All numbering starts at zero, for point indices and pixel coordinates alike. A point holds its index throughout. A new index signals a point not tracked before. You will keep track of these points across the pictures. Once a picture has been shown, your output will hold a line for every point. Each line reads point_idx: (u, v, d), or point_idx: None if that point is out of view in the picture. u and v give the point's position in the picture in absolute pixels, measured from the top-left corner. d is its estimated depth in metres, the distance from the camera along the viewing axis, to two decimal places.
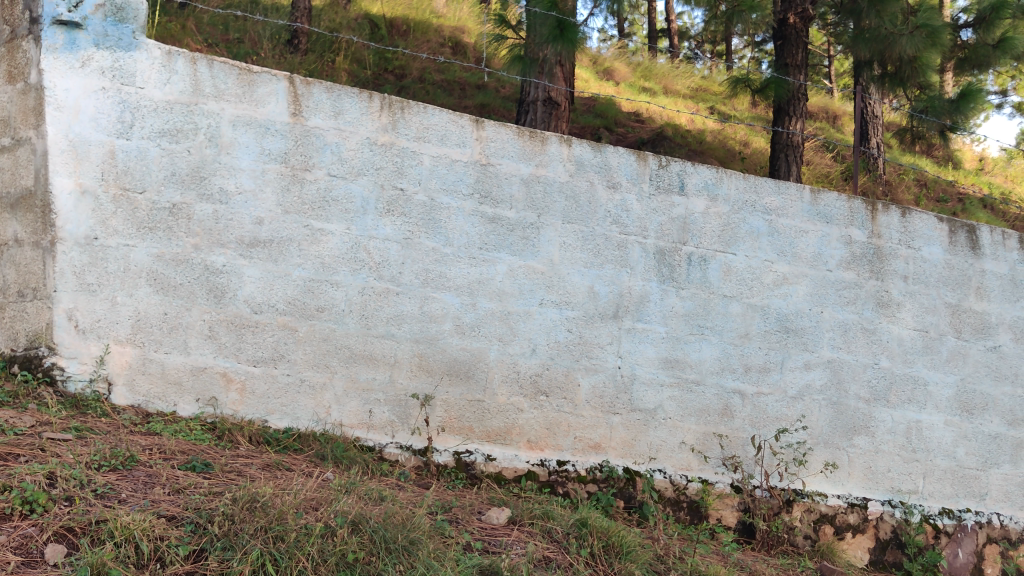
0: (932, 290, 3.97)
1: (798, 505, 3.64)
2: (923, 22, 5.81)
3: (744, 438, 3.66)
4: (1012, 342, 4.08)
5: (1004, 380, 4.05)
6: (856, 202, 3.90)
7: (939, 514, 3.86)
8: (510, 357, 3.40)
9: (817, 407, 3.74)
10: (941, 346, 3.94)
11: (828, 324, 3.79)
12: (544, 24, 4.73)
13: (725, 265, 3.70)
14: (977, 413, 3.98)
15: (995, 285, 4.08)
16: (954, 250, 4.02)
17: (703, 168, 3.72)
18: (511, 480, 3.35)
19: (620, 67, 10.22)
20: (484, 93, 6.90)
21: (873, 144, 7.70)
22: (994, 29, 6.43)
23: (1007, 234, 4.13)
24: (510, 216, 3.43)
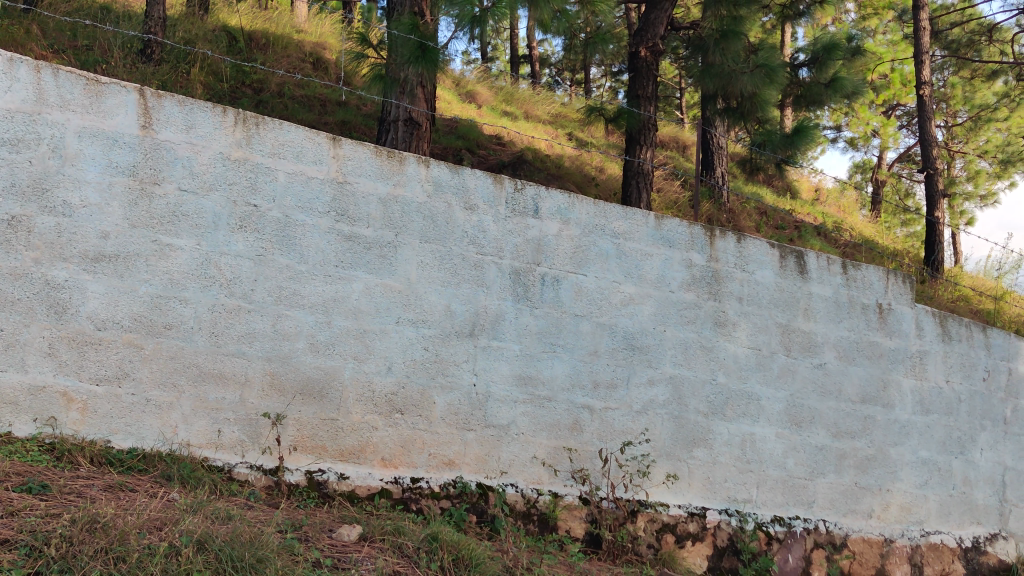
0: (765, 311, 4.25)
1: (642, 515, 3.81)
2: (761, 62, 6.23)
3: (592, 451, 3.81)
4: (837, 359, 4.37)
5: (829, 395, 4.32)
6: (696, 228, 4.15)
7: (770, 522, 4.10)
8: (365, 375, 3.43)
9: (660, 421, 3.93)
10: (773, 363, 4.21)
11: (670, 342, 4.00)
12: (404, 45, 4.80)
13: (575, 285, 3.85)
14: (805, 426, 4.24)
15: (821, 307, 4.38)
16: (785, 274, 4.32)
17: (555, 193, 3.87)
18: (365, 498, 3.38)
19: (482, 90, 10.42)
20: (345, 111, 6.90)
21: (717, 173, 8.14)
22: (826, 69, 6.95)
23: (832, 260, 4.45)
24: (366, 234, 3.47)
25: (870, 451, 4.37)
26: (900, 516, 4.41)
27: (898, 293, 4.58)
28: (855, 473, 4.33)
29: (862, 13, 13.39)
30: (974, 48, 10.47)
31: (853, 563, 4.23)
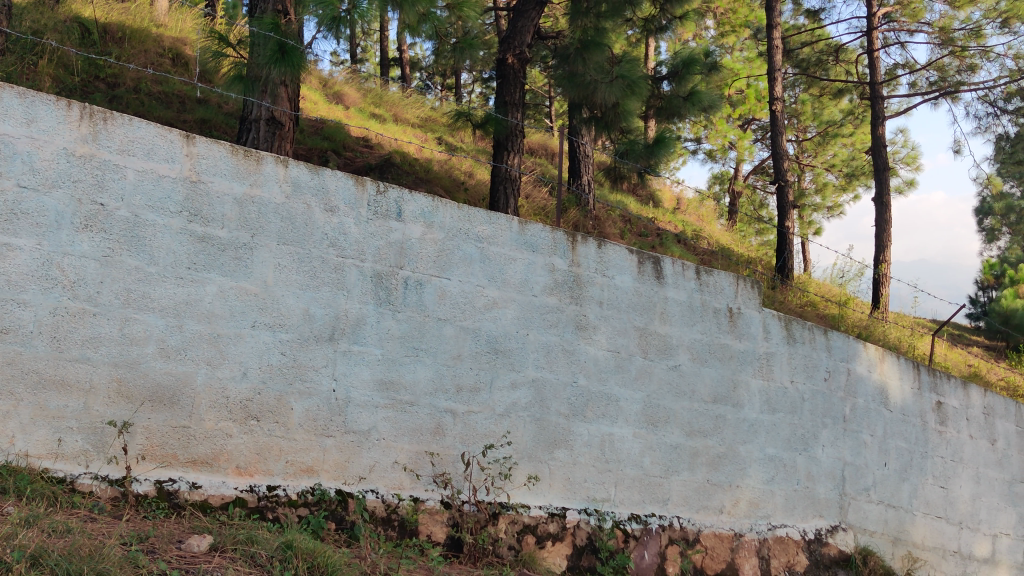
0: (623, 314, 4.35)
1: (503, 517, 3.85)
2: (623, 73, 6.37)
3: (454, 455, 3.81)
4: (691, 361, 4.53)
5: (684, 396, 4.47)
6: (559, 233, 4.21)
7: (627, 519, 4.20)
8: (219, 381, 3.32)
9: (522, 424, 3.98)
10: (630, 365, 4.32)
11: (532, 346, 4.05)
12: (264, 46, 4.68)
13: (438, 289, 3.85)
14: (661, 426, 4.37)
15: (676, 311, 4.52)
16: (643, 279, 4.45)
17: (419, 195, 3.86)
18: (218, 508, 3.27)
19: (350, 92, 10.30)
20: (205, 109, 6.69)
21: (584, 181, 8.30)
22: (685, 83, 7.19)
23: (687, 266, 4.61)
24: (221, 235, 3.36)
25: (722, 449, 4.55)
26: (749, 511, 4.61)
27: (747, 298, 4.79)
28: (707, 470, 4.49)
29: (721, 30, 13.92)
30: (823, 68, 11.09)
31: (705, 557, 4.38)
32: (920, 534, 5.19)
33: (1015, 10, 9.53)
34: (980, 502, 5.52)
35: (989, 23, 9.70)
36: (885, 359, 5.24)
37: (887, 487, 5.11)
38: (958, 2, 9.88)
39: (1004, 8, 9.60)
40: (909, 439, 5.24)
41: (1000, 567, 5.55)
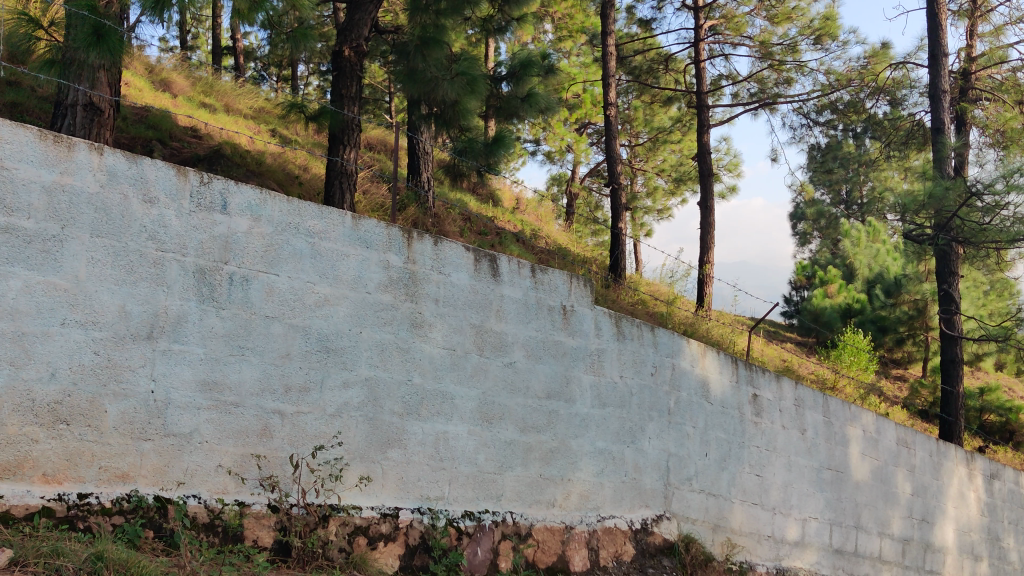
0: (459, 312, 4.34)
1: (334, 519, 3.79)
2: (462, 71, 6.38)
3: (282, 457, 3.69)
4: (525, 358, 4.58)
5: (518, 392, 4.51)
6: (393, 229, 4.15)
7: (461, 517, 4.20)
8: (23, 383, 3.09)
9: (353, 423, 3.90)
10: (466, 362, 4.32)
11: (365, 344, 3.99)
12: (77, 28, 4.36)
13: (267, 285, 3.72)
14: (495, 423, 4.39)
15: (512, 308, 4.55)
16: (479, 276, 4.45)
17: (246, 188, 3.70)
18: (22, 519, 3.06)
19: (179, 80, 9.86)
20: (16, 92, 6.24)
21: (423, 178, 8.25)
22: (523, 83, 7.28)
23: (522, 264, 4.64)
24: (27, 226, 3.13)
25: (554, 444, 4.63)
26: (580, 504, 4.71)
27: (580, 296, 4.88)
28: (540, 465, 4.55)
29: (559, 34, 14.19)
30: (653, 76, 11.50)
31: (536, 551, 4.45)
32: (738, 520, 5.46)
33: (827, 28, 10.20)
34: (791, 488, 5.82)
35: (804, 39, 10.34)
36: (706, 354, 5.49)
37: (707, 475, 5.34)
38: (776, 18, 10.48)
39: (818, 26, 10.25)
40: (728, 430, 5.50)
41: (809, 549, 5.86)
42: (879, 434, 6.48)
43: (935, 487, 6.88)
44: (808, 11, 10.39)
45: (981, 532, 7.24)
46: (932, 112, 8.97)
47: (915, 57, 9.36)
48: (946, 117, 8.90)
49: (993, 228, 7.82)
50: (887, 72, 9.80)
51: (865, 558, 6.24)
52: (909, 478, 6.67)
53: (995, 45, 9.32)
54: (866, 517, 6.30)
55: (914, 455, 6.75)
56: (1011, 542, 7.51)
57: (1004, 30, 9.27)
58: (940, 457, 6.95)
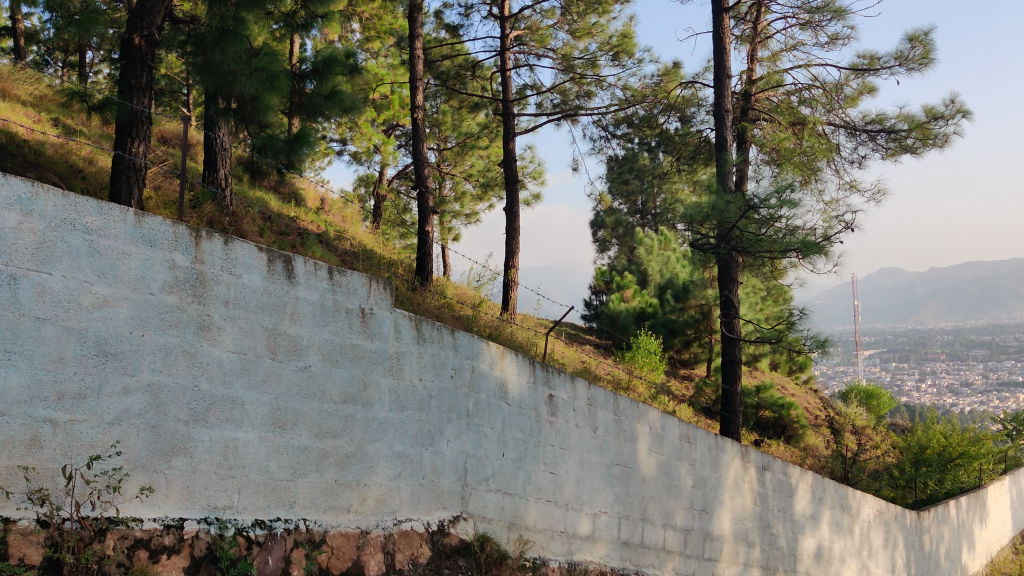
0: (250, 315, 4.21)
1: (111, 533, 3.60)
2: (262, 66, 6.19)
3: (55, 469, 3.46)
4: (321, 362, 4.51)
5: (312, 397, 4.44)
6: (180, 228, 3.96)
7: (251, 525, 4.09)
8: None
9: (134, 432, 3.71)
10: (257, 367, 4.21)
11: (148, 348, 3.80)
12: None
13: (38, 285, 3.47)
14: (288, 428, 4.30)
15: (307, 311, 4.46)
16: (272, 277, 4.31)
17: (16, 180, 3.43)
18: None
19: None
20: None
21: (222, 174, 7.94)
22: (327, 81, 7.17)
23: (318, 265, 4.55)
24: None
25: (350, 449, 4.59)
26: (375, 508, 4.70)
27: (378, 298, 4.85)
28: (335, 470, 4.50)
29: (366, 34, 14.05)
30: (461, 82, 11.60)
31: (330, 557, 4.39)
32: (532, 518, 5.62)
33: (624, 45, 10.67)
34: (584, 485, 6.05)
35: (603, 54, 10.78)
36: (505, 356, 5.60)
37: (503, 475, 5.46)
38: (577, 32, 10.88)
39: (615, 43, 10.71)
40: (524, 430, 5.64)
41: (599, 543, 6.12)
42: (664, 431, 6.84)
43: (714, 479, 7.35)
44: (607, 27, 10.86)
45: (754, 520, 7.81)
46: (717, 130, 9.58)
47: (702, 78, 9.99)
48: (729, 134, 9.55)
49: (768, 239, 8.41)
50: (678, 90, 10.39)
51: (650, 549, 6.58)
52: (690, 471, 7.09)
53: (772, 69, 10.09)
54: (651, 510, 6.65)
55: (696, 450, 7.18)
56: (781, 528, 8.14)
57: (780, 56, 10.05)
58: (719, 451, 7.43)
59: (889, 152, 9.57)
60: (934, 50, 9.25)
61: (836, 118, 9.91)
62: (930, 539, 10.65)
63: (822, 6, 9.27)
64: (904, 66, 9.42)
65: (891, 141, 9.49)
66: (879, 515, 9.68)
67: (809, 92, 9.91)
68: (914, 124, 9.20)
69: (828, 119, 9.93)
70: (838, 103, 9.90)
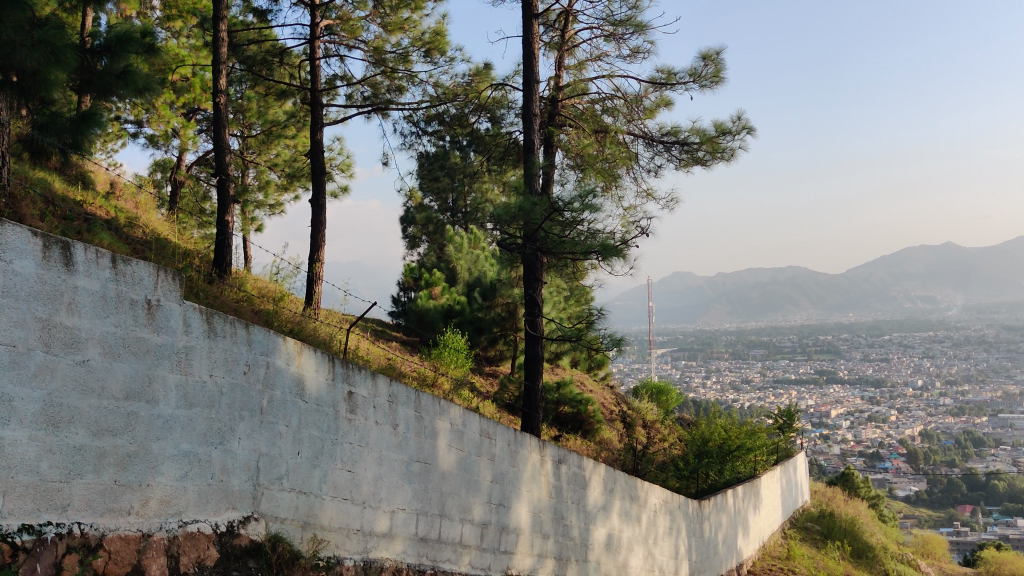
0: (22, 304, 3.90)
1: None
2: (45, 38, 5.76)
3: None
4: (100, 356, 4.24)
5: (90, 394, 4.16)
6: None
7: (17, 531, 3.81)
8: None
9: None
10: (28, 361, 3.90)
11: None
12: None
13: None
14: (62, 427, 4.01)
15: (86, 302, 4.19)
16: (47, 265, 4.02)
17: None
18: None
19: None
20: None
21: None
22: (119, 60, 6.74)
23: (100, 253, 4.27)
24: None
25: (131, 448, 4.34)
26: (159, 510, 4.48)
27: (166, 290, 4.62)
28: (115, 471, 4.25)
29: (167, 12, 13.35)
30: (267, 68, 11.25)
31: (107, 562, 4.16)
32: (327, 516, 5.54)
33: (436, 43, 10.71)
34: (382, 482, 6.02)
35: (415, 50, 10.77)
36: (303, 352, 5.47)
37: (298, 474, 5.35)
38: (389, 26, 10.81)
39: (428, 40, 10.73)
40: (321, 428, 5.54)
41: (396, 539, 6.12)
42: (465, 427, 6.91)
43: (512, 473, 7.50)
44: (419, 24, 10.86)
45: (549, 512, 8.04)
46: (526, 132, 9.80)
47: (511, 81, 10.18)
48: (536, 137, 9.78)
49: (571, 241, 8.69)
50: (488, 91, 10.55)
51: (447, 544, 6.65)
52: (489, 466, 7.21)
53: (577, 77, 10.44)
54: (449, 505, 6.71)
55: (495, 445, 7.30)
56: (574, 519, 8.43)
57: (585, 65, 10.40)
58: (517, 445, 7.59)
59: (682, 163, 10.13)
60: (724, 69, 9.86)
61: (635, 128, 10.39)
62: (710, 526, 11.33)
63: (625, 19, 9.68)
64: (697, 83, 9.99)
65: (684, 153, 10.06)
66: (665, 504, 10.22)
67: (611, 101, 10.33)
68: (705, 137, 9.78)
69: (628, 129, 10.40)
70: (638, 114, 10.38)
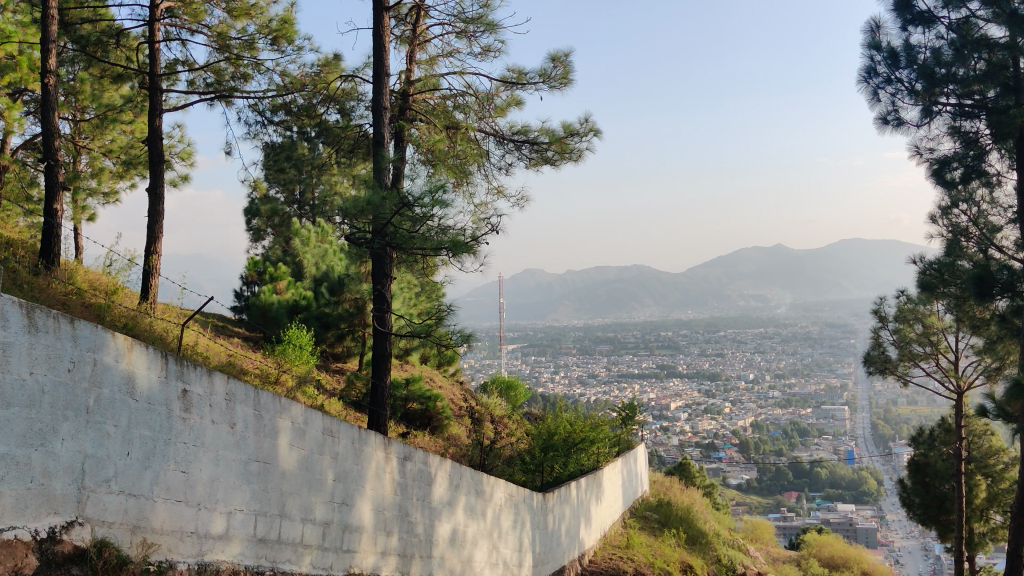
0: None
1: None
2: None
3: None
4: None
5: None
6: None
7: None
8: None
9: None
10: None
11: None
12: None
13: None
14: None
15: None
16: None
17: None
18: None
19: None
20: None
21: None
22: None
23: None
24: None
25: None
26: None
27: None
28: None
29: None
30: (103, 49, 10.67)
31: None
32: (158, 519, 5.31)
33: (284, 31, 10.45)
34: (217, 483, 5.83)
35: (262, 37, 10.46)
36: (133, 348, 5.23)
37: (128, 476, 5.11)
38: (234, 12, 10.46)
39: (275, 27, 10.45)
40: (153, 428, 5.31)
41: (232, 542, 5.94)
42: (306, 425, 6.77)
43: (355, 472, 7.41)
44: (266, 11, 10.57)
45: (393, 509, 8.00)
46: (375, 125, 9.71)
47: (361, 73, 10.05)
48: (385, 131, 9.70)
49: (421, 236, 8.65)
50: (337, 82, 10.37)
51: (286, 545, 6.50)
52: (331, 465, 7.09)
53: (428, 72, 10.41)
54: (289, 505, 6.57)
55: (338, 443, 7.20)
56: (418, 516, 8.42)
57: (436, 60, 10.39)
58: (360, 443, 7.51)
59: (532, 162, 10.28)
60: (572, 71, 10.08)
61: (486, 126, 10.47)
62: (553, 518, 11.57)
63: (476, 17, 9.72)
64: (547, 83, 10.16)
65: (534, 152, 10.22)
66: (509, 498, 10.38)
67: (463, 98, 10.36)
68: (554, 137, 9.97)
69: (479, 126, 10.47)
70: (488, 112, 10.46)
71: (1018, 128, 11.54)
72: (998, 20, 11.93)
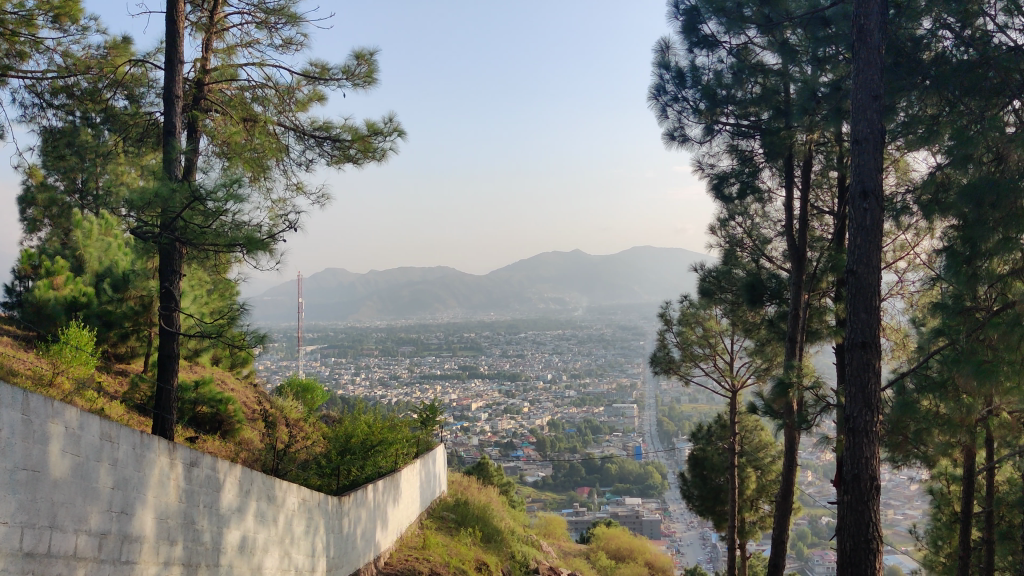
0: None
1: None
2: None
3: None
4: None
5: None
6: None
7: None
8: None
9: None
10: None
11: None
12: None
13: None
14: None
15: None
16: None
17: None
18: None
19: None
20: None
21: None
22: None
23: None
24: None
25: None
26: None
27: None
28: None
29: None
30: None
31: None
32: None
33: (68, 9, 9.80)
34: None
35: (42, 14, 9.71)
36: None
37: None
38: None
39: (58, 4, 9.74)
40: None
41: None
42: (82, 430, 6.35)
43: (136, 479, 7.02)
44: None
45: (177, 517, 7.64)
46: (165, 114, 9.25)
47: (153, 58, 9.52)
48: (178, 121, 9.24)
49: (213, 232, 8.29)
50: (126, 67, 9.78)
51: (57, 558, 6.05)
52: (109, 472, 6.68)
53: (226, 62, 10.04)
54: (61, 516, 6.13)
55: (117, 449, 6.79)
56: (205, 523, 8.08)
57: (235, 50, 10.03)
58: (142, 449, 7.12)
59: (333, 159, 10.14)
60: (376, 70, 10.02)
61: (287, 120, 10.23)
62: (349, 522, 11.43)
63: (278, 9, 9.48)
64: (350, 80, 10.05)
65: (336, 149, 10.08)
66: (302, 503, 10.19)
67: (262, 90, 10.07)
68: (357, 136, 9.88)
69: (279, 119, 10.22)
70: (289, 106, 10.23)
71: (788, 148, 12.59)
72: (772, 48, 12.93)
